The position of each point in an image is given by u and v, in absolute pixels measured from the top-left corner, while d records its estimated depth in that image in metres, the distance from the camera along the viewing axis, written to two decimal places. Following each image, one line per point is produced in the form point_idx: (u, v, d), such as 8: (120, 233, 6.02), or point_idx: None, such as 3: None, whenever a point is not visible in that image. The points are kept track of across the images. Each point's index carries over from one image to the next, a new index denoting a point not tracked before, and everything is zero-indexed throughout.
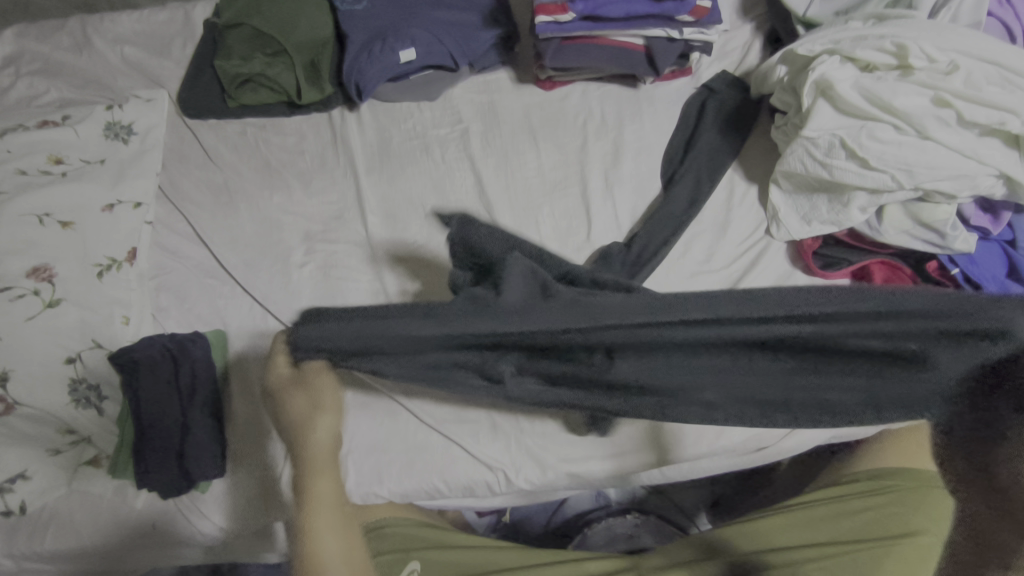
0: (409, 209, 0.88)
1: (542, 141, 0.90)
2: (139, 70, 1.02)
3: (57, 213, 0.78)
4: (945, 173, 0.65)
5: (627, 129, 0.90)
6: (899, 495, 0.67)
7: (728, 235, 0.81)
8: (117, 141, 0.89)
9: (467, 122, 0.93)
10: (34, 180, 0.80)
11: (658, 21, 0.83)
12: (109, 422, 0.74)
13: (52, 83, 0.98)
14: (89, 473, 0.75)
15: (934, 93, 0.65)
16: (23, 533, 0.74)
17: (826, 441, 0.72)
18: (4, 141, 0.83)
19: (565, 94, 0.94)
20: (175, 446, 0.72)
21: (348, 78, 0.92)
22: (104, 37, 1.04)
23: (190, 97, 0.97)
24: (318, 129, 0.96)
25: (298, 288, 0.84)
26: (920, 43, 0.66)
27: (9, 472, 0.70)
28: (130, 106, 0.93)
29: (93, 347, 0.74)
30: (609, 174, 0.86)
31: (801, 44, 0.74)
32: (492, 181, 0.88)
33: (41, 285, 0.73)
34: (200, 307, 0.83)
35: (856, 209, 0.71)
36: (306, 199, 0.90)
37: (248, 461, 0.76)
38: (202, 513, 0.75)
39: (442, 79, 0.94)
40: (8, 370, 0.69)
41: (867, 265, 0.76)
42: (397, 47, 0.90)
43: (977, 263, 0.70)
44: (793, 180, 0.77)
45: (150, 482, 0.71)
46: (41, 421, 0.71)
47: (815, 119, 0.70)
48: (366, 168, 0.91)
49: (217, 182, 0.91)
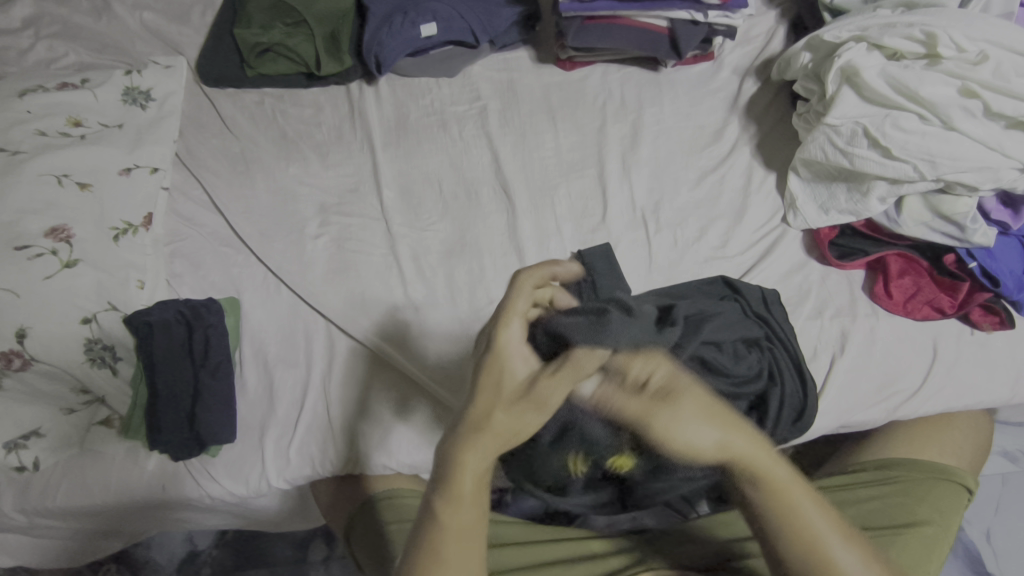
0: (425, 184, 0.88)
1: (560, 122, 0.90)
2: (158, 37, 1.02)
3: (76, 174, 0.79)
4: (967, 164, 0.64)
5: (646, 112, 0.89)
6: (903, 486, 0.67)
7: (745, 221, 0.81)
8: (135, 107, 0.89)
9: (485, 99, 0.93)
10: (54, 141, 0.80)
11: (684, 3, 0.82)
12: (124, 384, 0.75)
13: (71, 46, 0.99)
14: (102, 433, 0.76)
15: (961, 83, 0.65)
16: (36, 487, 0.75)
17: (834, 429, 0.72)
18: (23, 101, 0.82)
19: (585, 76, 0.93)
20: (187, 407, 0.74)
21: (367, 50, 0.91)
22: (124, 2, 1.03)
23: (209, 65, 0.97)
24: (336, 102, 0.95)
25: (311, 259, 0.84)
26: (950, 32, 0.66)
27: (23, 428, 0.72)
28: (149, 72, 0.93)
29: (108, 310, 0.74)
30: (626, 157, 0.86)
31: (828, 30, 0.74)
32: (510, 158, 0.88)
33: (58, 245, 0.73)
34: (214, 275, 0.84)
35: (876, 199, 0.70)
36: (323, 171, 0.90)
37: (257, 427, 0.77)
38: (210, 477, 0.75)
39: (461, 55, 0.94)
40: (26, 327, 0.69)
41: (884, 256, 0.75)
42: (418, 22, 0.90)
43: (996, 258, 0.69)
44: (812, 168, 0.77)
45: (164, 444, 0.73)
46: (54, 378, 0.72)
47: (838, 106, 0.70)
48: (383, 143, 0.91)
49: (233, 151, 0.92)
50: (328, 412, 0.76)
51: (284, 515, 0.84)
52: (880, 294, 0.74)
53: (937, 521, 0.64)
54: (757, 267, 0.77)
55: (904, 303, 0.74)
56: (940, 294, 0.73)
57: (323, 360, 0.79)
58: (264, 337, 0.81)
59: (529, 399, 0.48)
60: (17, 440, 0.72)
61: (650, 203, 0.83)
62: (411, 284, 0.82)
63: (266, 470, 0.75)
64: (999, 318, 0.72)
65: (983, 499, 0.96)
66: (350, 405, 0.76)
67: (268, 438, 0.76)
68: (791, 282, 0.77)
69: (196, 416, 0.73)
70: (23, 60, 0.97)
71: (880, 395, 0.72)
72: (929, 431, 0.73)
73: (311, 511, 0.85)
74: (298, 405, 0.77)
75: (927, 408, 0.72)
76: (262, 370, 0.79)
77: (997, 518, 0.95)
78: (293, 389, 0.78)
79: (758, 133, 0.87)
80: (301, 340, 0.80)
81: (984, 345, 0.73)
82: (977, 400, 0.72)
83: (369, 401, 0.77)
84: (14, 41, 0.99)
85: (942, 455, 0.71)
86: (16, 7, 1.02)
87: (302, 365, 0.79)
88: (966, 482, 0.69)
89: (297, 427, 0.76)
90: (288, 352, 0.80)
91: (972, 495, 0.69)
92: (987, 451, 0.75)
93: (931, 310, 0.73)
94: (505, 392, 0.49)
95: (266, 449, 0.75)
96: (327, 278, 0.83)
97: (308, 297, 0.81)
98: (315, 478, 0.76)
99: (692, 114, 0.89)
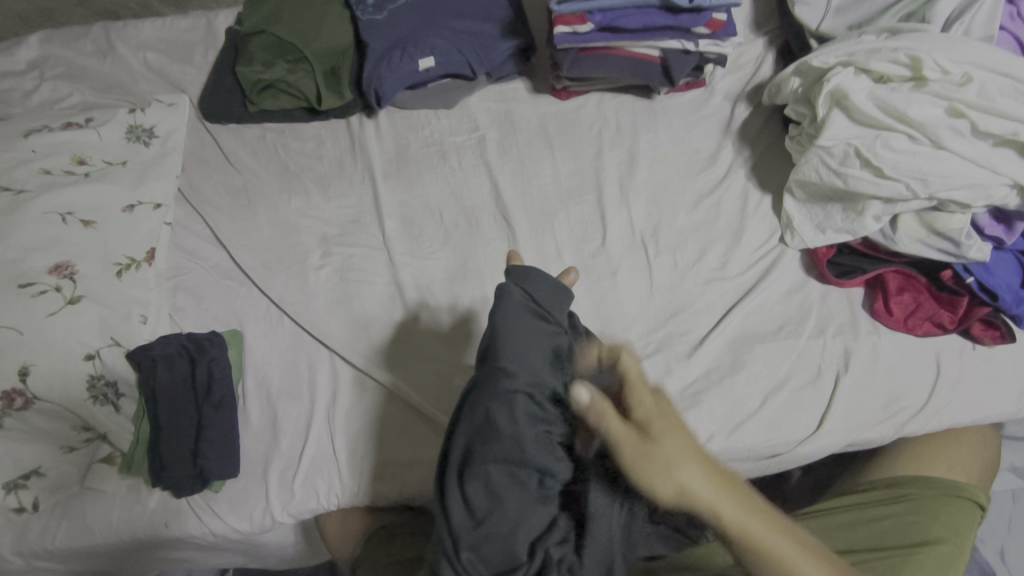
0: (426, 214, 0.89)
1: (558, 150, 0.91)
2: (161, 75, 1.04)
3: (79, 212, 0.79)
4: (959, 182, 0.66)
5: (642, 138, 0.91)
6: (914, 503, 0.67)
7: (743, 243, 0.82)
8: (138, 144, 0.91)
9: (484, 129, 0.95)
10: (58, 179, 0.81)
11: (674, 33, 0.85)
12: (127, 420, 0.74)
13: (76, 87, 1.01)
14: (104, 471, 0.75)
15: (947, 104, 0.67)
16: (34, 529, 0.73)
17: (842, 448, 0.72)
18: (29, 141, 0.84)
19: (581, 104, 0.95)
20: (191, 443, 0.73)
21: (367, 85, 0.93)
22: (127, 43, 1.05)
23: (211, 102, 0.98)
24: (337, 135, 0.97)
25: (314, 290, 0.84)
26: (934, 55, 0.68)
27: (23, 468, 0.72)
28: (152, 110, 0.94)
29: (112, 345, 0.73)
30: (624, 182, 0.87)
31: (816, 57, 0.76)
32: (509, 186, 0.89)
33: (62, 282, 0.74)
34: (217, 308, 0.84)
35: (871, 218, 0.72)
36: (324, 203, 0.91)
37: (261, 461, 0.76)
38: (214, 514, 0.74)
39: (459, 88, 0.96)
40: (28, 364, 0.69)
41: (882, 273, 0.76)
42: (416, 56, 0.91)
43: (993, 272, 0.70)
44: (807, 190, 0.78)
45: (166, 480, 0.72)
46: (55, 415, 0.71)
47: (830, 128, 0.71)
48: (384, 174, 0.92)
49: (235, 185, 0.93)
50: (332, 445, 0.75)
51: (287, 550, 0.83)
52: (880, 311, 0.75)
53: (950, 539, 0.64)
54: (757, 286, 0.78)
55: (905, 319, 0.75)
56: (939, 310, 0.74)
57: (327, 391, 0.79)
58: (267, 369, 0.80)
59: (692, 471, 0.50)
60: (17, 481, 0.72)
61: (648, 226, 0.84)
62: (413, 312, 0.82)
63: (269, 506, 0.73)
64: (1000, 333, 0.72)
65: (996, 518, 0.96)
66: (354, 436, 0.76)
67: (272, 472, 0.75)
68: (791, 300, 0.78)
69: (200, 451, 0.72)
70: (28, 101, 0.99)
71: (886, 412, 0.72)
72: (938, 448, 0.73)
73: (315, 546, 0.84)
74: (302, 437, 0.76)
75: (935, 424, 0.72)
76: (265, 403, 0.79)
77: (1011, 536, 0.94)
78: (297, 422, 0.77)
79: (752, 156, 0.88)
80: (304, 371, 0.80)
81: (986, 360, 0.74)
82: (983, 414, 0.72)
83: (373, 431, 0.76)
84: (19, 83, 1.01)
85: (953, 473, 0.71)
86: (22, 50, 1.04)
87: (305, 396, 0.78)
88: (979, 499, 0.69)
89: (303, 460, 0.75)
90: (291, 384, 0.80)
91: (985, 512, 0.69)
92: (997, 467, 0.76)
93: (931, 325, 0.74)
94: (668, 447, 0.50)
95: (270, 483, 0.74)
96: (330, 309, 0.83)
97: (310, 328, 0.81)
98: (320, 511, 0.74)
99: (687, 139, 0.91)
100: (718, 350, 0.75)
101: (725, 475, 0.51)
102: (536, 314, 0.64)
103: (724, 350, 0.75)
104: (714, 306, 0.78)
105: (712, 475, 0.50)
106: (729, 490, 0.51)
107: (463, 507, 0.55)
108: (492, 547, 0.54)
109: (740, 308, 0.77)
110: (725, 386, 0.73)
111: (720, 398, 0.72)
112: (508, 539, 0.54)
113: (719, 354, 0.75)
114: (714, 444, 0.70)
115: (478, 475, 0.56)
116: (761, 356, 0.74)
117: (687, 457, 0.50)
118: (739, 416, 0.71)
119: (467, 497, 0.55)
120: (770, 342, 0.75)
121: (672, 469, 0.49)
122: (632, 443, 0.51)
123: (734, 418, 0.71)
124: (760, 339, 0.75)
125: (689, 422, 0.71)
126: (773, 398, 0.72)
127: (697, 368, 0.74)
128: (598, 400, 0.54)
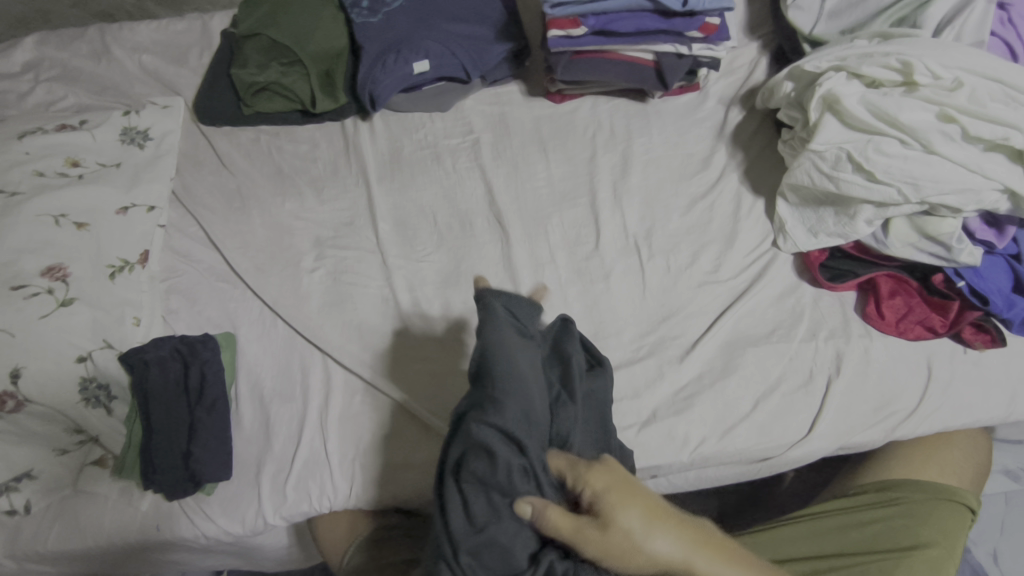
0: (420, 217, 0.89)
1: (552, 153, 0.92)
2: (156, 77, 1.04)
3: (73, 214, 0.79)
4: (951, 187, 0.66)
5: (636, 141, 0.91)
6: (905, 507, 0.67)
7: (736, 246, 0.82)
8: (133, 146, 0.91)
9: (478, 132, 0.95)
10: (52, 181, 0.81)
11: (668, 37, 0.85)
12: (118, 423, 0.73)
13: (71, 89, 1.01)
14: (95, 474, 0.75)
15: (938, 109, 0.67)
16: (26, 531, 0.73)
17: (834, 451, 0.72)
18: (23, 143, 0.84)
19: (575, 108, 0.95)
20: (182, 446, 0.72)
21: (362, 88, 0.93)
22: (122, 45, 1.06)
23: (206, 104, 0.98)
24: (332, 138, 0.97)
25: (307, 293, 0.84)
26: (925, 60, 0.68)
27: (16, 470, 0.71)
28: (147, 112, 0.94)
29: (104, 348, 0.73)
30: (617, 185, 0.88)
31: (808, 61, 0.76)
32: (502, 189, 0.89)
33: (55, 284, 0.74)
34: (210, 310, 0.84)
35: (863, 222, 0.72)
36: (319, 205, 0.91)
37: (254, 463, 0.76)
38: (206, 517, 0.74)
39: (453, 90, 0.96)
40: (20, 367, 0.69)
41: (874, 277, 0.76)
42: (410, 59, 0.91)
43: (984, 277, 0.70)
44: (799, 194, 0.78)
45: (157, 483, 0.71)
46: (48, 418, 0.71)
47: (822, 132, 0.71)
48: (378, 177, 0.92)
49: (229, 187, 0.93)
50: (324, 448, 0.75)
51: (280, 553, 0.83)
52: (871, 315, 0.75)
53: (942, 542, 0.64)
54: (749, 290, 0.78)
55: (896, 323, 0.75)
56: (931, 314, 0.74)
57: (319, 394, 0.79)
58: (260, 372, 0.80)
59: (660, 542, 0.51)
60: (9, 483, 0.71)
61: (641, 229, 0.84)
62: (406, 315, 0.82)
63: (261, 509, 0.73)
64: (991, 337, 0.73)
65: (988, 520, 0.96)
66: (347, 439, 0.76)
67: (265, 474, 0.75)
68: (783, 304, 0.78)
69: (191, 453, 0.72)
70: (24, 103, 1.00)
71: (877, 416, 0.72)
72: (929, 451, 0.73)
73: (308, 549, 0.84)
74: (294, 440, 0.76)
75: (927, 428, 0.72)
76: (258, 406, 0.79)
77: (1004, 539, 0.94)
78: (290, 424, 0.77)
79: (745, 160, 0.89)
80: (297, 374, 0.80)
81: (977, 364, 0.74)
82: (974, 418, 0.73)
83: (365, 435, 0.76)
84: (14, 84, 1.01)
85: (944, 477, 0.71)
86: (18, 52, 1.04)
87: (298, 399, 0.78)
88: (970, 503, 0.69)
89: (295, 462, 0.75)
90: (284, 387, 0.80)
91: (976, 516, 0.69)
92: (989, 471, 0.76)
93: (922, 329, 0.74)
94: (632, 529, 0.50)
95: (262, 485, 0.74)
96: (322, 312, 0.83)
97: (303, 330, 0.81)
98: (312, 514, 0.74)
99: (681, 143, 0.91)
100: (710, 353, 0.75)
101: (694, 530, 0.53)
102: (521, 332, 0.62)
103: (716, 353, 0.75)
104: (707, 309, 0.78)
105: (683, 534, 0.52)
106: (707, 552, 0.52)
107: (462, 512, 0.55)
108: (492, 553, 0.54)
109: (732, 311, 0.77)
110: (717, 389, 0.73)
111: (712, 402, 0.72)
112: (510, 545, 0.53)
113: (712, 358, 0.75)
114: (706, 447, 0.70)
115: (474, 482, 0.55)
116: (753, 359, 0.74)
117: (656, 531, 0.51)
118: (731, 419, 0.71)
119: (467, 505, 0.55)
120: (762, 345, 0.75)
121: (633, 538, 0.50)
122: (587, 530, 0.50)
123: (725, 422, 0.71)
124: (753, 342, 0.76)
125: (680, 425, 0.71)
126: (764, 402, 0.72)
127: (690, 372, 0.74)
128: (542, 506, 0.52)
